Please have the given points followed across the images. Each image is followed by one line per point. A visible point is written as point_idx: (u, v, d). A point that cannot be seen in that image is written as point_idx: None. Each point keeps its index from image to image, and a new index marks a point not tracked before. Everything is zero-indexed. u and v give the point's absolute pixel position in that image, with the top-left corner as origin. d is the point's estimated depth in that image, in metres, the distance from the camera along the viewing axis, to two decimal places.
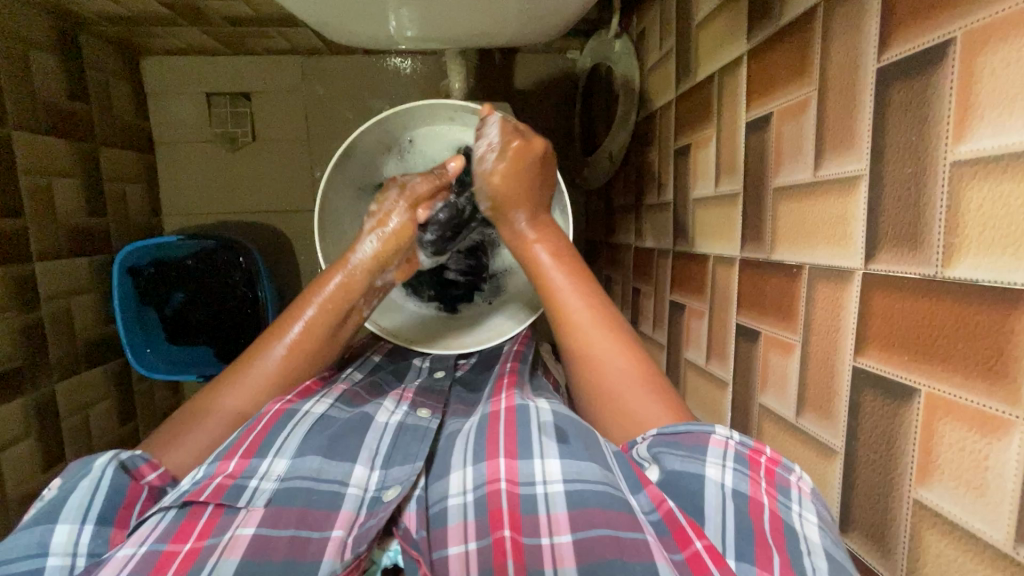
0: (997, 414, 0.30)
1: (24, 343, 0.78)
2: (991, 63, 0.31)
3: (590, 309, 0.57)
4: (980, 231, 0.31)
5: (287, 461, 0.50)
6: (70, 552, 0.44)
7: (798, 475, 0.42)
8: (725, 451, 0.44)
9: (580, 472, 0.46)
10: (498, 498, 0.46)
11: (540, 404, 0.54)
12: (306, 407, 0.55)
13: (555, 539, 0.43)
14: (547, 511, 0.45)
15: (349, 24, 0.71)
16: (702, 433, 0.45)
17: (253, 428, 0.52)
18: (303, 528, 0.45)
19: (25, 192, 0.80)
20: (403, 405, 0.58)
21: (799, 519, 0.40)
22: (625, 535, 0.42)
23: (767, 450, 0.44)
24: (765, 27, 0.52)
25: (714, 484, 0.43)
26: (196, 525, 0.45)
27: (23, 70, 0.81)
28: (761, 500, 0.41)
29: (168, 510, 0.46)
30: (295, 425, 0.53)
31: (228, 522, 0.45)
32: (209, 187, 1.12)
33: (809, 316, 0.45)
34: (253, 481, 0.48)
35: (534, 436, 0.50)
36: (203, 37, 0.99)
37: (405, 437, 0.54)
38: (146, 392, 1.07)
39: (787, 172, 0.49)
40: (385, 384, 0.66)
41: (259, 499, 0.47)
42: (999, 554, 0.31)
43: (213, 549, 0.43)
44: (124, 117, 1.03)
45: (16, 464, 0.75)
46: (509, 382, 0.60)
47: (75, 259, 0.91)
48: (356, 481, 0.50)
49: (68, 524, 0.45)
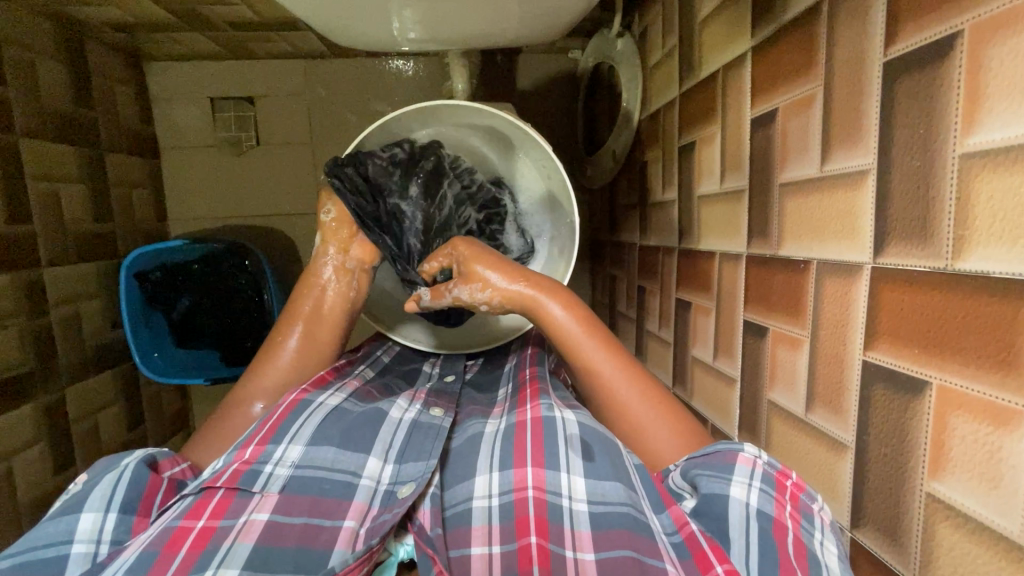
0: (1007, 404, 0.31)
1: (34, 348, 0.79)
2: (998, 55, 0.31)
3: (615, 360, 0.56)
4: (989, 222, 0.31)
5: (302, 449, 0.50)
6: (94, 539, 0.44)
7: (820, 504, 0.42)
8: (752, 470, 0.44)
9: (604, 493, 0.47)
10: (524, 506, 0.47)
11: (566, 413, 0.53)
12: (321, 398, 0.56)
13: (579, 554, 0.44)
14: (572, 526, 0.46)
15: (352, 27, 0.72)
16: (731, 451, 0.45)
17: (269, 419, 0.52)
18: (315, 517, 0.46)
19: (33, 199, 0.81)
20: (417, 404, 0.58)
21: (819, 547, 0.40)
22: (647, 559, 0.42)
23: (793, 477, 0.43)
24: (769, 24, 0.52)
25: (738, 504, 0.43)
26: (210, 503, 0.45)
27: (30, 77, 0.82)
28: (785, 523, 0.41)
29: (186, 498, 0.46)
30: (309, 414, 0.53)
31: (241, 505, 0.45)
32: (214, 193, 1.13)
33: (818, 311, 0.45)
34: (268, 466, 0.48)
35: (561, 448, 0.50)
36: (206, 41, 1.00)
37: (420, 434, 0.54)
38: (154, 396, 1.08)
39: (793, 168, 0.49)
40: (395, 386, 0.65)
41: (274, 485, 0.47)
42: (1013, 546, 0.31)
43: (227, 532, 0.43)
44: (130, 122, 1.04)
45: (28, 467, 0.75)
46: (532, 391, 0.60)
47: (83, 264, 0.91)
48: (369, 473, 0.50)
49: (92, 511, 0.44)
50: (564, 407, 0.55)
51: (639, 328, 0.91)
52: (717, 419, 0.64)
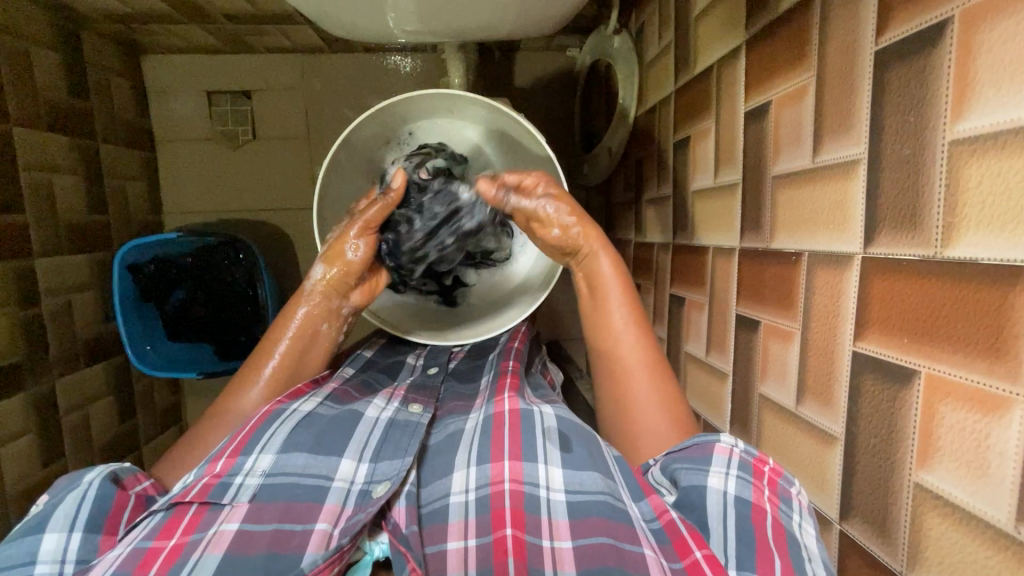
0: (997, 392, 0.30)
1: (24, 339, 0.78)
2: (988, 40, 0.31)
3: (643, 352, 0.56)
4: (978, 209, 0.31)
5: (273, 457, 0.49)
6: (59, 559, 0.44)
7: (797, 489, 0.42)
8: (729, 459, 0.44)
9: (581, 483, 0.47)
10: (500, 499, 0.47)
11: (544, 408, 0.53)
12: (294, 406, 0.54)
13: (556, 543, 0.44)
14: (548, 516, 0.46)
15: (348, 18, 0.71)
16: (708, 443, 0.45)
17: (240, 431, 0.51)
18: (286, 522, 0.45)
19: (26, 188, 0.81)
20: (395, 402, 0.58)
21: (798, 528, 0.40)
22: (626, 546, 0.42)
23: (771, 462, 0.43)
24: (764, 15, 0.52)
25: (716, 493, 0.43)
26: (182, 520, 0.44)
27: (24, 65, 0.81)
28: (763, 506, 0.41)
29: (156, 514, 0.45)
30: (282, 421, 0.52)
31: (212, 517, 0.45)
32: (209, 187, 1.13)
33: (809, 303, 0.45)
34: (238, 478, 0.47)
35: (538, 440, 0.50)
36: (202, 33, 0.99)
37: (396, 432, 0.54)
38: (146, 391, 1.07)
39: (785, 160, 0.49)
40: (376, 382, 0.66)
41: (244, 495, 0.46)
42: (1001, 534, 0.30)
43: (197, 544, 0.43)
44: (125, 115, 1.04)
45: (16, 458, 0.75)
46: (511, 381, 0.59)
47: (75, 255, 0.90)
48: (342, 475, 0.49)
49: (56, 532, 0.44)
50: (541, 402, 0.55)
51: None
52: (710, 414, 0.63)
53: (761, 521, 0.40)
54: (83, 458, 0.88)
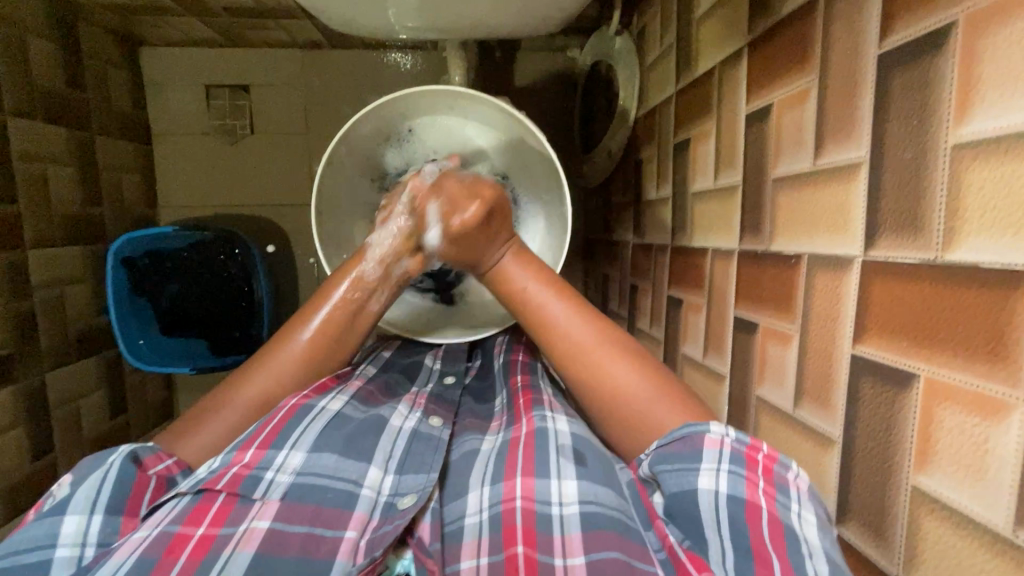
0: (995, 395, 0.30)
1: (16, 331, 0.77)
2: (991, 45, 0.31)
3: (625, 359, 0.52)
4: (979, 213, 0.31)
5: (304, 455, 0.49)
6: (80, 542, 0.43)
7: (794, 473, 0.42)
8: (720, 453, 0.43)
9: (595, 494, 0.45)
10: (512, 516, 0.45)
11: (558, 425, 0.52)
12: (323, 403, 0.54)
13: (569, 560, 0.42)
14: (561, 532, 0.44)
15: (350, 13, 0.71)
16: (698, 434, 0.44)
17: (270, 420, 0.51)
18: (317, 526, 0.44)
19: (20, 179, 0.80)
20: (417, 411, 0.57)
21: (797, 519, 0.40)
22: (638, 563, 0.40)
23: (763, 449, 0.43)
24: (766, 18, 0.52)
25: (708, 493, 0.42)
26: (210, 509, 0.44)
27: (20, 54, 0.80)
28: (759, 504, 0.41)
29: (183, 497, 0.45)
30: (310, 422, 0.52)
31: (242, 513, 0.44)
32: (206, 180, 1.12)
33: (808, 306, 0.45)
34: (268, 473, 0.47)
35: (551, 456, 0.49)
36: (201, 26, 0.99)
37: (419, 444, 0.53)
38: (138, 385, 1.06)
39: (786, 162, 0.49)
40: (397, 386, 0.64)
41: (274, 492, 0.46)
42: (997, 538, 0.30)
43: (227, 540, 0.42)
44: (121, 107, 1.03)
45: (4, 450, 0.74)
46: (527, 400, 0.58)
47: (68, 247, 0.89)
48: (370, 484, 0.48)
49: (77, 514, 0.44)
50: (557, 415, 0.54)
51: (631, 326, 0.90)
52: None
53: (757, 528, 0.40)
54: (72, 453, 0.87)
